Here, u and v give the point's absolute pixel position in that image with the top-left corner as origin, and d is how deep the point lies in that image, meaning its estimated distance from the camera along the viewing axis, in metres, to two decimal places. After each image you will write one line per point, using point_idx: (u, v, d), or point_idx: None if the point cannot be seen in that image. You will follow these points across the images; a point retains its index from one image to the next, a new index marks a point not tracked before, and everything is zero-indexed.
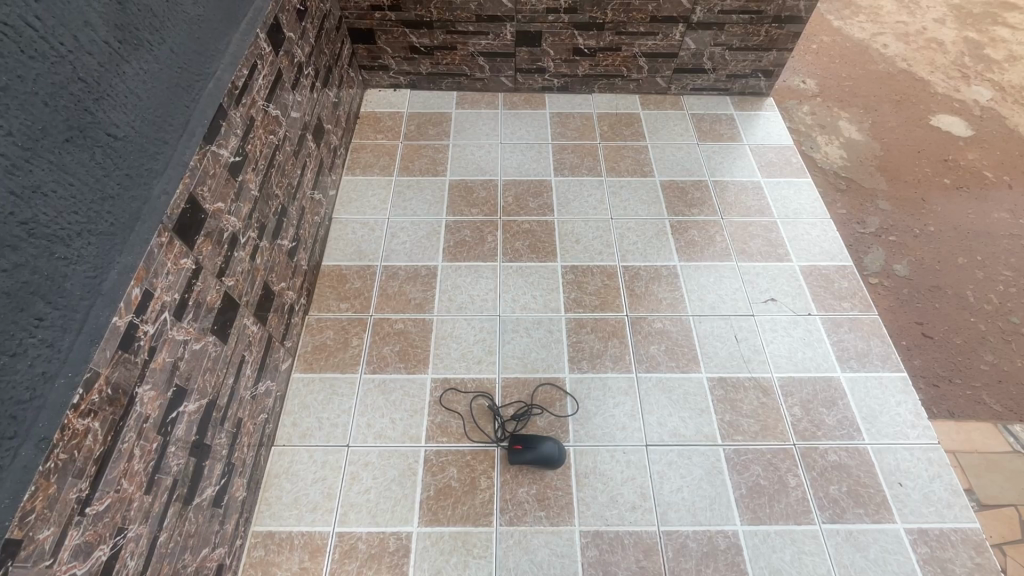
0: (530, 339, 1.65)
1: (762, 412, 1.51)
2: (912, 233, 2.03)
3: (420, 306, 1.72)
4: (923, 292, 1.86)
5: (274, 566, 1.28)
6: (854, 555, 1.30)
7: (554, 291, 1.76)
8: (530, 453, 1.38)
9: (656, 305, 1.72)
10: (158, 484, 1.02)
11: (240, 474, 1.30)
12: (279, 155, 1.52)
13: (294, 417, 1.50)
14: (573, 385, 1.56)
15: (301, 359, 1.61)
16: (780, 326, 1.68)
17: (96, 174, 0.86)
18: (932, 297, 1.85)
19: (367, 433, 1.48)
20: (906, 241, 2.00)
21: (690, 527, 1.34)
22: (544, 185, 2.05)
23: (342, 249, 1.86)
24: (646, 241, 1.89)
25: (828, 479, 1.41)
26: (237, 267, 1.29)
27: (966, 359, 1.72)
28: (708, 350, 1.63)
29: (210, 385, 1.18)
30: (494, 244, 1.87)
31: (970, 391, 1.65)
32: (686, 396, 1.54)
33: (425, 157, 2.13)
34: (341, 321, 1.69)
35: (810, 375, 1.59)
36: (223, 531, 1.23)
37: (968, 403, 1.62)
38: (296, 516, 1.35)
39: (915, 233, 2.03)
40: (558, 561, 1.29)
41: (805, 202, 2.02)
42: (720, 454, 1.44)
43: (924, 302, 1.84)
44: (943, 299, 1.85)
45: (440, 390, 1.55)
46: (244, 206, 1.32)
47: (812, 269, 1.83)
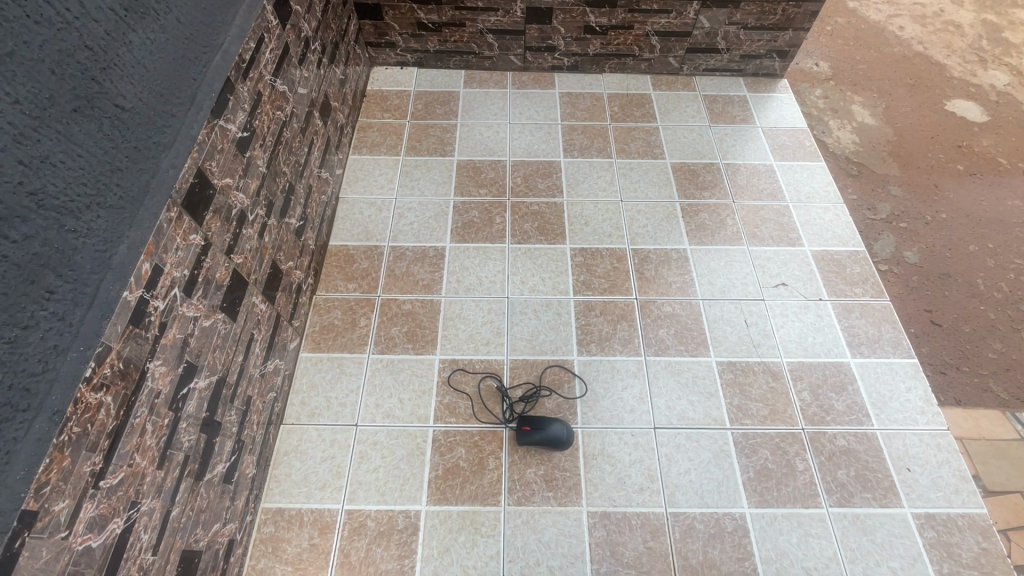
0: (538, 322, 1.64)
1: (771, 397, 1.51)
2: (924, 220, 2.00)
3: (427, 288, 1.71)
4: (933, 279, 1.84)
5: (284, 543, 1.29)
6: (860, 538, 1.30)
7: (563, 273, 1.74)
8: (538, 435, 1.38)
9: (665, 289, 1.71)
10: (170, 459, 1.01)
11: (250, 452, 1.30)
12: (286, 132, 1.49)
13: (303, 395, 1.51)
14: (582, 367, 1.55)
15: (309, 338, 1.61)
16: (791, 311, 1.67)
17: (104, 146, 0.85)
18: (942, 285, 1.83)
19: (375, 412, 1.48)
20: (917, 228, 1.98)
21: (697, 510, 1.34)
22: (553, 167, 2.02)
23: (349, 229, 1.84)
24: (656, 224, 1.86)
25: (837, 463, 1.40)
26: (245, 245, 1.28)
27: (974, 348, 1.70)
28: (717, 334, 1.62)
29: (220, 362, 1.17)
30: (502, 225, 1.85)
31: (978, 379, 1.64)
32: (694, 380, 1.54)
33: (433, 136, 2.10)
34: (349, 301, 1.68)
35: (820, 360, 1.58)
36: (234, 508, 1.23)
37: (975, 391, 1.61)
38: (305, 493, 1.36)
39: (927, 220, 2.00)
40: (565, 541, 1.30)
41: (818, 186, 1.99)
42: (728, 438, 1.44)
43: (934, 289, 1.82)
44: (953, 286, 1.83)
45: (448, 371, 1.55)
46: (252, 183, 1.31)
47: (824, 254, 1.81)
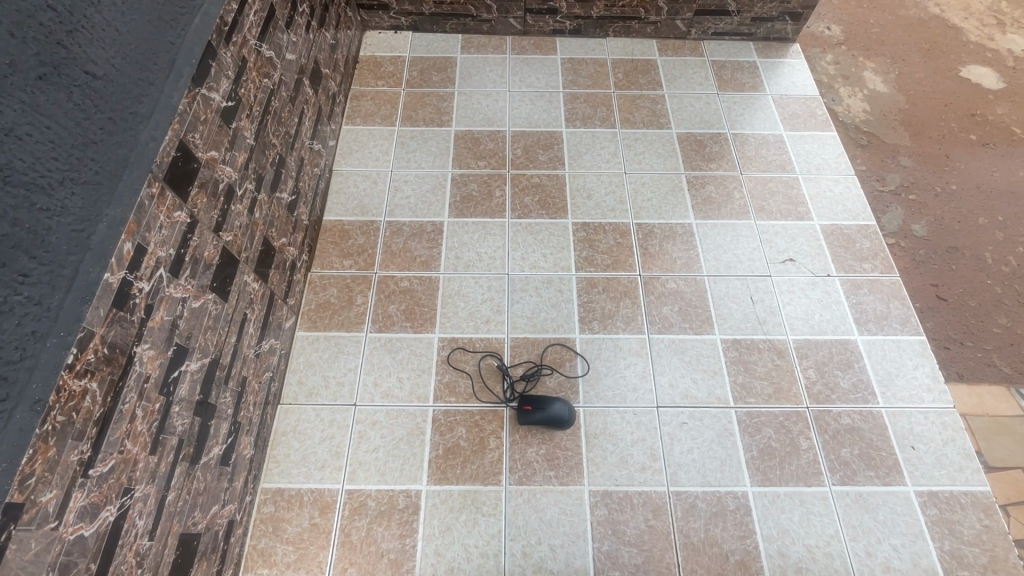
0: (540, 299, 1.60)
1: (776, 374, 1.49)
2: (933, 191, 1.94)
3: (425, 264, 1.67)
4: (941, 253, 1.80)
5: (284, 523, 1.28)
6: (862, 516, 1.30)
7: (565, 249, 1.69)
8: (539, 414, 1.37)
9: (669, 264, 1.67)
10: (164, 444, 0.98)
11: (247, 433, 1.28)
12: (275, 101, 1.42)
13: (300, 374, 1.48)
14: (583, 345, 1.52)
15: (305, 316, 1.57)
16: (798, 287, 1.63)
17: (75, 118, 0.79)
18: (950, 259, 1.79)
19: (374, 392, 1.45)
20: (926, 199, 1.92)
21: (700, 488, 1.33)
22: (555, 138, 1.94)
23: (344, 203, 1.78)
24: (661, 197, 1.81)
25: (840, 442, 1.39)
26: (235, 222, 1.23)
27: (979, 322, 1.67)
28: (723, 311, 1.58)
29: (212, 344, 1.14)
30: (502, 199, 1.79)
31: (981, 354, 1.61)
32: (698, 357, 1.51)
33: (429, 105, 2.02)
34: (345, 278, 1.64)
35: (826, 338, 1.55)
36: (232, 489, 1.22)
37: (979, 366, 1.59)
38: (304, 474, 1.34)
39: (936, 192, 1.94)
40: (567, 519, 1.29)
41: (829, 157, 1.92)
42: (732, 417, 1.42)
43: (941, 263, 1.78)
44: (961, 260, 1.79)
45: (448, 349, 1.52)
46: (240, 156, 1.24)
47: (833, 228, 1.75)
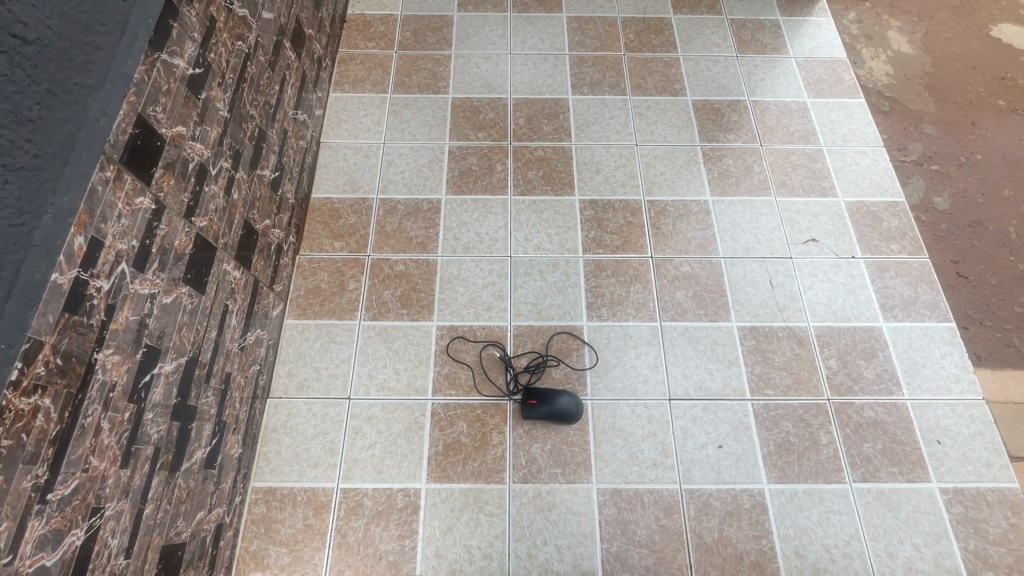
0: (544, 283, 1.50)
1: (795, 364, 1.40)
2: (956, 161, 1.77)
3: (422, 246, 1.55)
4: (961, 227, 1.64)
5: (277, 523, 1.22)
6: (884, 515, 1.24)
7: (572, 229, 1.58)
8: (545, 408, 1.29)
9: (683, 245, 1.55)
10: (137, 455, 0.90)
11: (234, 431, 1.20)
12: (251, 67, 1.27)
13: (289, 365, 1.39)
14: (591, 334, 1.43)
15: (293, 304, 1.47)
16: (821, 270, 1.53)
17: (3, 91, 0.67)
18: (971, 232, 1.63)
19: (369, 384, 1.37)
20: (949, 170, 1.75)
21: (714, 486, 1.26)
22: (560, 106, 1.79)
23: (333, 179, 1.65)
24: (674, 171, 1.68)
25: (862, 436, 1.32)
26: (209, 205, 1.11)
27: (999, 300, 1.53)
28: (740, 296, 1.48)
29: (189, 341, 1.04)
30: (503, 174, 1.66)
31: (1001, 334, 1.48)
32: (713, 346, 1.42)
33: (423, 70, 1.86)
34: (335, 261, 1.53)
35: (850, 325, 1.45)
36: (219, 492, 1.15)
37: (997, 348, 1.46)
38: (297, 472, 1.27)
39: (960, 161, 1.77)
40: (575, 519, 1.23)
41: (856, 127, 1.78)
42: (749, 410, 1.34)
43: (961, 238, 1.62)
44: (983, 235, 1.63)
45: (447, 339, 1.43)
46: (212, 130, 1.11)
47: (859, 205, 1.63)
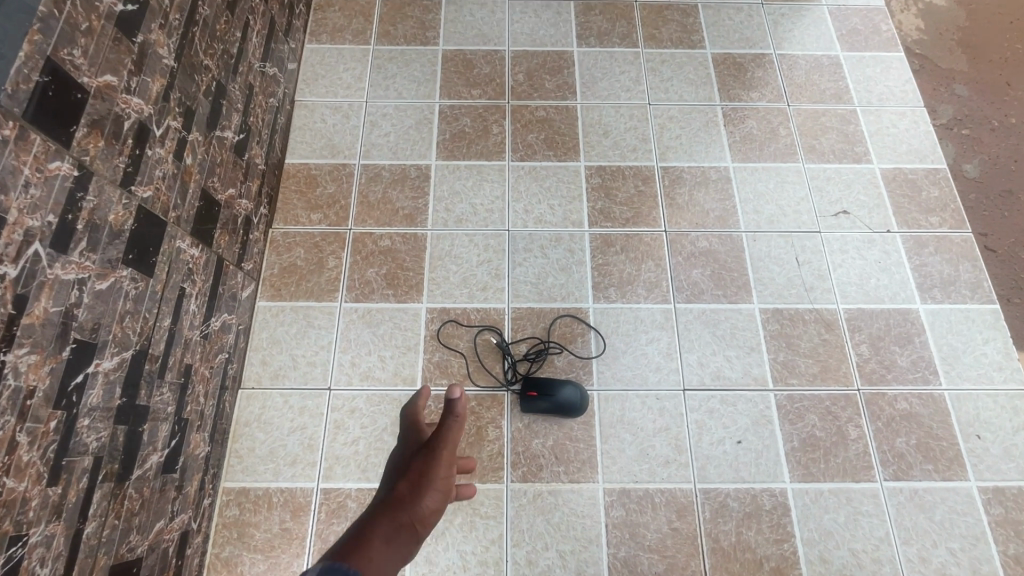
0: (546, 260, 1.35)
1: (823, 351, 1.27)
2: (988, 126, 1.56)
3: (409, 218, 1.39)
4: (991, 198, 1.46)
5: (251, 528, 1.11)
6: (917, 516, 1.13)
7: (577, 199, 1.41)
8: (545, 402, 1.16)
9: (701, 218, 1.40)
10: (71, 469, 0.77)
11: (198, 429, 1.07)
12: (203, 7, 1.08)
13: (263, 353, 1.25)
14: (597, 317, 1.29)
15: (266, 284, 1.32)
16: (852, 246, 1.38)
17: None
18: (1002, 203, 1.46)
19: (351, 373, 1.24)
20: (980, 135, 1.55)
21: (731, 485, 1.15)
22: (564, 60, 1.60)
23: (309, 143, 1.48)
24: (691, 134, 1.50)
25: (895, 431, 1.20)
26: (155, 172, 0.94)
27: None
28: (763, 275, 1.34)
29: (135, 332, 0.89)
30: (500, 137, 1.49)
31: None
32: (733, 331, 1.28)
33: (410, 18, 1.65)
34: (313, 236, 1.37)
35: (883, 307, 1.31)
36: (183, 497, 1.03)
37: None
38: (272, 471, 1.15)
39: (992, 126, 1.56)
40: (579, 522, 1.12)
41: (893, 84, 1.60)
42: (771, 401, 1.22)
43: (990, 209, 1.45)
44: (1015, 206, 1.45)
45: (438, 323, 1.28)
46: (154, 82, 0.94)
47: (896, 173, 1.47)
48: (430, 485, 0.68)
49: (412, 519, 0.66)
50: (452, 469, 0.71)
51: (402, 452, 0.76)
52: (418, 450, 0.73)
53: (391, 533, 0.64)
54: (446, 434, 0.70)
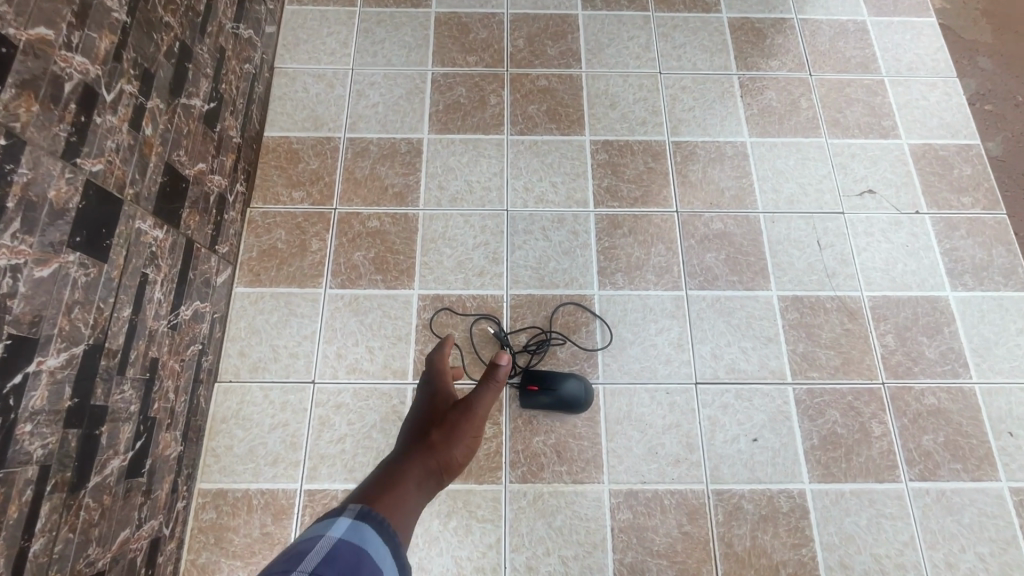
0: (547, 243, 1.24)
1: (845, 341, 1.18)
2: (1015, 101, 1.41)
3: (400, 197, 1.28)
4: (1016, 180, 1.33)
5: (229, 532, 1.03)
6: (944, 519, 1.06)
7: (582, 177, 1.30)
8: (547, 397, 1.08)
9: (716, 197, 1.29)
10: (11, 481, 0.67)
11: (167, 429, 0.98)
12: None
13: (241, 343, 1.16)
14: (603, 305, 1.19)
15: (244, 268, 1.21)
16: (878, 229, 1.27)
17: None
18: None
19: (337, 365, 1.14)
20: (1004, 112, 1.41)
21: (746, 486, 1.07)
22: (568, 24, 1.47)
23: (290, 114, 1.36)
24: (705, 106, 1.38)
25: (922, 428, 1.12)
26: (106, 143, 0.83)
27: None
28: (782, 260, 1.24)
29: (87, 325, 0.79)
30: (498, 108, 1.37)
31: None
32: (749, 320, 1.19)
33: None
34: (294, 216, 1.26)
35: (910, 295, 1.22)
36: (151, 502, 0.94)
37: None
38: (251, 471, 1.07)
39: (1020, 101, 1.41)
40: (583, 525, 1.04)
41: (924, 52, 1.47)
42: (789, 396, 1.13)
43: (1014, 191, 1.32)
44: None
45: (431, 311, 1.19)
46: (102, 39, 0.82)
47: (926, 149, 1.36)
48: (460, 437, 0.93)
49: (441, 465, 0.89)
50: (477, 432, 0.95)
51: (429, 407, 1.00)
52: (449, 406, 0.98)
53: (423, 476, 0.86)
54: (483, 398, 0.96)
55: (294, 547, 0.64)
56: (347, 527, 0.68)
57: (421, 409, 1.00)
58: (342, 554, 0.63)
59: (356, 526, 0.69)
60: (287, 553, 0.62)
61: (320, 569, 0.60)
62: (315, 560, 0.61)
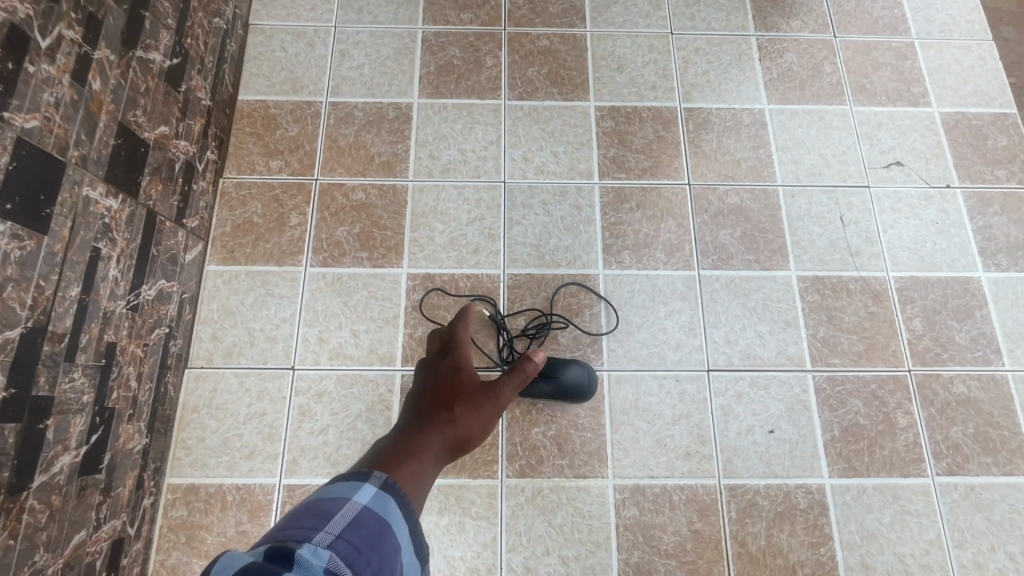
0: (548, 218, 1.14)
1: (869, 326, 1.09)
2: None
3: (387, 167, 1.17)
4: None
5: (201, 531, 0.95)
6: (973, 516, 0.98)
7: (586, 146, 1.20)
8: (547, 385, 0.99)
9: (731, 169, 1.19)
10: None
11: (130, 420, 0.89)
12: None
13: (214, 326, 1.06)
14: (608, 286, 1.10)
15: (217, 244, 1.11)
16: (905, 204, 1.18)
17: None
18: None
19: (319, 351, 1.05)
20: None
21: (762, 482, 0.99)
22: None
23: (267, 76, 1.24)
24: (720, 70, 1.27)
25: (950, 418, 1.04)
26: (42, 96, 0.72)
27: None
28: (801, 238, 1.14)
29: (24, 306, 0.69)
30: (495, 70, 1.25)
31: None
32: (766, 302, 1.10)
33: None
34: (271, 188, 1.15)
35: (940, 276, 1.13)
36: (112, 501, 0.86)
37: None
38: (226, 465, 0.98)
39: None
40: (585, 523, 0.96)
41: (957, 12, 1.35)
42: (809, 384, 1.05)
43: None
44: None
45: (421, 291, 1.09)
46: None
47: (958, 118, 1.25)
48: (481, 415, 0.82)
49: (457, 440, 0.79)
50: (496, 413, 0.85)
51: (445, 373, 0.87)
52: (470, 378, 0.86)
53: (440, 451, 0.75)
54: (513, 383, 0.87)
55: (317, 501, 0.55)
56: (377, 494, 0.58)
57: (434, 373, 0.88)
58: (369, 524, 0.54)
59: (387, 494, 0.59)
60: (311, 506, 0.54)
61: (345, 535, 0.51)
62: (342, 524, 0.52)
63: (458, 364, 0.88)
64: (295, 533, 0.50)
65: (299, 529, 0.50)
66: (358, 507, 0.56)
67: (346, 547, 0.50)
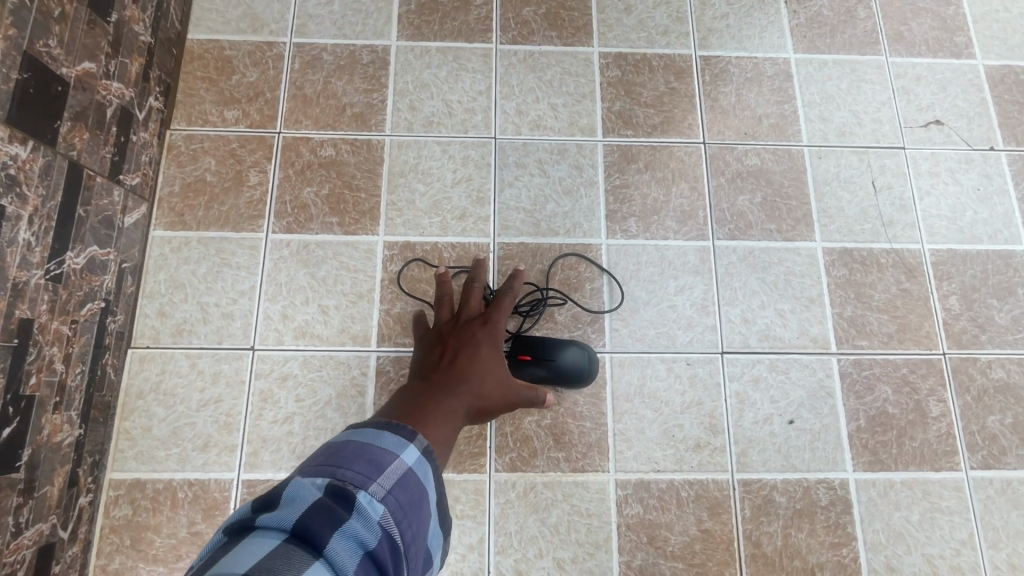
0: (544, 180, 1.01)
1: (901, 304, 0.98)
2: None
3: (361, 120, 1.02)
4: None
5: (148, 532, 0.84)
6: (1008, 513, 0.89)
7: (588, 98, 1.05)
8: (542, 369, 0.87)
9: (751, 126, 1.05)
10: None
11: (56, 410, 0.77)
12: None
13: (161, 301, 0.93)
14: (611, 258, 0.97)
15: (164, 206, 0.97)
16: (944, 168, 1.05)
17: None
18: None
19: (283, 329, 0.92)
20: None
21: (779, 476, 0.89)
22: None
23: (221, 12, 1.07)
24: (741, 13, 1.12)
25: (987, 407, 0.94)
26: None
27: None
28: (829, 205, 1.02)
29: None
30: (485, 9, 1.09)
31: None
32: (788, 277, 0.98)
33: None
34: (227, 142, 1.00)
35: (980, 248, 1.01)
36: (36, 503, 0.74)
37: None
38: (176, 458, 0.87)
39: None
40: (583, 522, 0.86)
41: None
42: (833, 368, 0.94)
43: None
44: None
45: (399, 263, 0.96)
46: None
47: (1005, 72, 1.12)
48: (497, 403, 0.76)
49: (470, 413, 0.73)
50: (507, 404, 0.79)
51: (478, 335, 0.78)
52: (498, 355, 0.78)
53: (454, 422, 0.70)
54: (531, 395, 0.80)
55: (366, 443, 0.53)
56: (424, 450, 0.57)
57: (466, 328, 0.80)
58: (415, 484, 0.52)
59: (431, 451, 0.57)
60: (364, 450, 0.51)
61: (394, 492, 0.49)
62: (393, 479, 0.50)
63: (494, 336, 0.79)
64: (350, 477, 0.48)
65: (354, 472, 0.48)
66: (405, 464, 0.53)
67: (395, 504, 0.49)
